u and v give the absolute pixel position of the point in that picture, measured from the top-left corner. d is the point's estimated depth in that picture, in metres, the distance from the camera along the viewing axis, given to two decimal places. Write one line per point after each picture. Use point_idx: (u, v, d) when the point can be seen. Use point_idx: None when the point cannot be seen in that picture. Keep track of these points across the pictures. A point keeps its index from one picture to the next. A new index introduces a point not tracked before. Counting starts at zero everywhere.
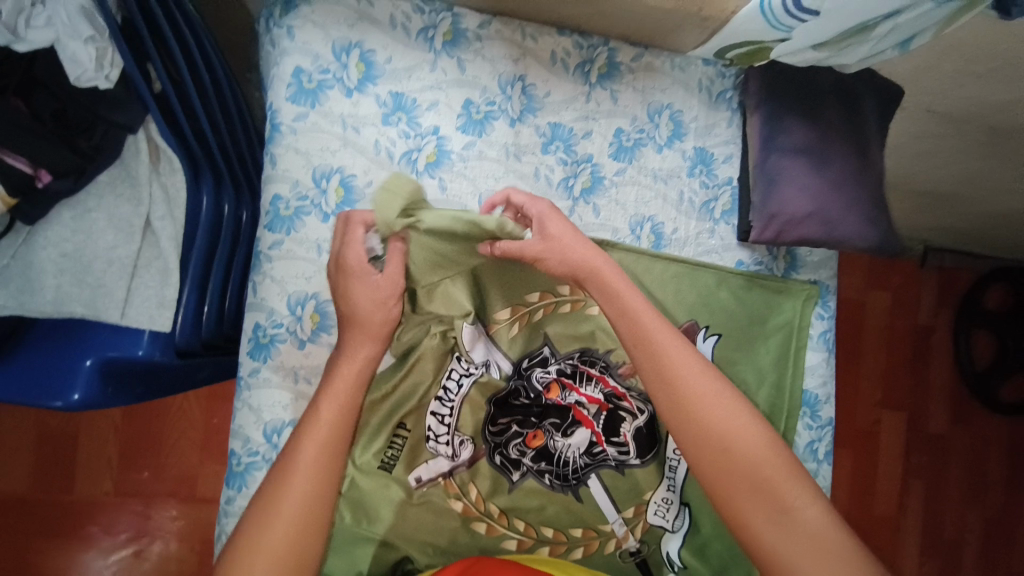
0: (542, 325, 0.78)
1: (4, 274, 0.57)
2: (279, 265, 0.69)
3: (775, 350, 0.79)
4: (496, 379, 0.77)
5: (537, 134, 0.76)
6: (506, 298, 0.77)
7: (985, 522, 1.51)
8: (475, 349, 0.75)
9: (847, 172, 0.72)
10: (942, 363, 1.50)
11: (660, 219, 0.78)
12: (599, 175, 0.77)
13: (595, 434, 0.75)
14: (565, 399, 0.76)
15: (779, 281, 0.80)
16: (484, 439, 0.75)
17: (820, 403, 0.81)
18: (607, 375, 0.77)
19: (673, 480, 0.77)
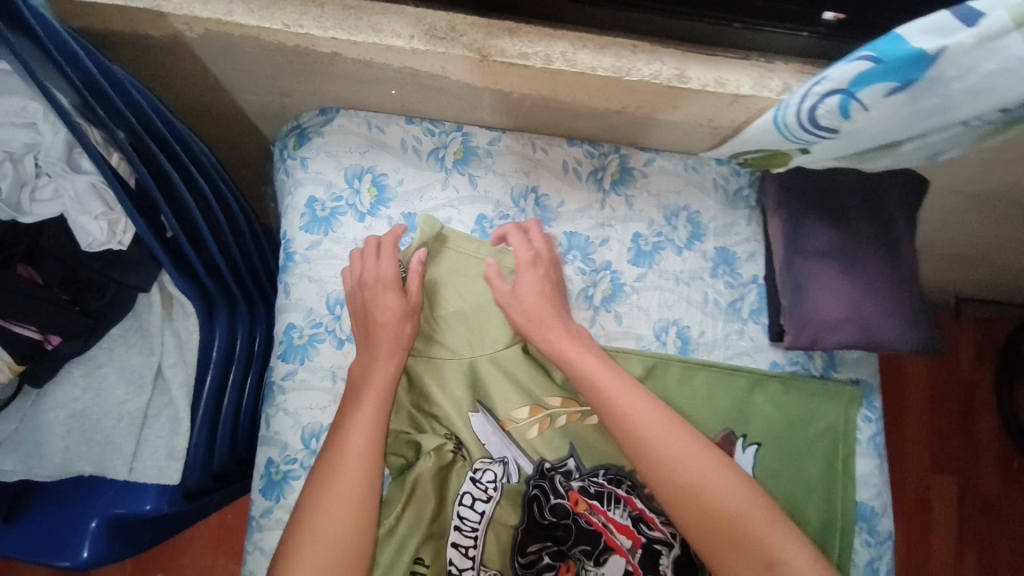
0: (568, 433, 0.69)
1: (12, 439, 0.55)
2: (292, 397, 0.67)
3: (822, 459, 0.72)
4: (514, 485, 0.68)
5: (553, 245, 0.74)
6: (524, 399, 0.70)
7: None
8: (490, 442, 0.69)
9: (881, 272, 0.68)
10: (988, 416, 1.37)
11: (685, 323, 0.75)
12: (619, 282, 0.74)
13: (631, 564, 0.65)
14: (592, 518, 0.67)
15: (819, 383, 0.74)
16: (514, 574, 0.65)
17: (877, 516, 0.73)
18: (635, 496, 0.68)
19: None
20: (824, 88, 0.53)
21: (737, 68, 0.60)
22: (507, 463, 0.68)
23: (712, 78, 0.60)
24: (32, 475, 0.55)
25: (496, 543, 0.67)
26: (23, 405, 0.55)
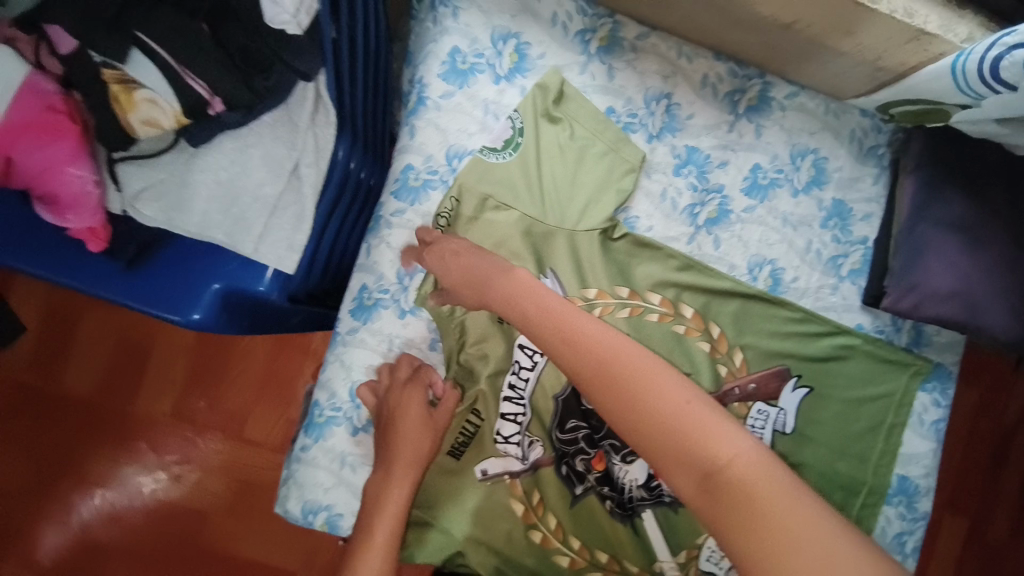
0: (627, 325, 0.71)
1: (159, 189, 0.60)
2: (396, 233, 0.71)
3: (870, 420, 0.74)
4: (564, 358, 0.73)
5: (672, 156, 0.74)
6: (598, 280, 0.72)
7: None
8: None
9: (1007, 257, 0.65)
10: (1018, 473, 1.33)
11: (781, 265, 0.74)
12: (727, 208, 0.74)
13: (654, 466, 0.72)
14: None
15: (895, 352, 0.74)
16: (552, 446, 0.72)
17: (919, 495, 0.73)
18: None
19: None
20: (1014, 40, 0.52)
21: (931, 3, 0.58)
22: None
23: (902, 7, 0.57)
24: (177, 225, 0.60)
25: (541, 410, 0.73)
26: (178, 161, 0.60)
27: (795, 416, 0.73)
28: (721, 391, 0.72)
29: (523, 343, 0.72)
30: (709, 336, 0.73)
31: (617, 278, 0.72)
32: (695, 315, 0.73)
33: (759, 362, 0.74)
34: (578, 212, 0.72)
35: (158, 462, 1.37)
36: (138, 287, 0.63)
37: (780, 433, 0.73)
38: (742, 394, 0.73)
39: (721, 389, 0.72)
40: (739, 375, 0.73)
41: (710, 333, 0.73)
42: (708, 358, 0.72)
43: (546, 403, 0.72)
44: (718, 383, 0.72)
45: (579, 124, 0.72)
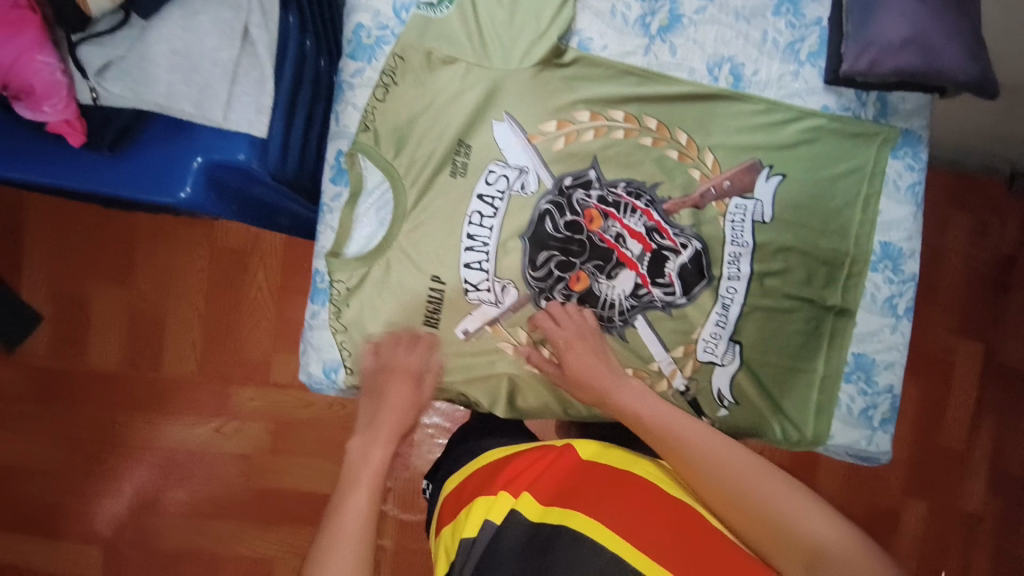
0: (592, 147, 0.74)
1: (122, 66, 0.67)
2: (360, 92, 0.73)
3: (845, 194, 0.75)
4: (530, 191, 0.74)
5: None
6: (554, 109, 0.73)
7: (996, 429, 1.68)
8: (510, 149, 0.73)
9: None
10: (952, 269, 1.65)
11: (739, 59, 0.75)
12: (678, 13, 0.75)
13: (640, 276, 0.76)
14: (605, 233, 0.75)
15: (859, 123, 0.75)
16: (528, 285, 0.76)
17: (903, 256, 0.76)
18: (651, 209, 0.75)
19: (727, 319, 0.77)
20: None
21: None
22: (526, 175, 0.74)
23: None
24: (143, 99, 0.68)
25: (512, 252, 0.75)
26: (134, 33, 0.68)
27: (772, 204, 0.75)
28: (695, 194, 0.75)
29: (482, 191, 0.74)
30: (677, 144, 0.75)
31: (577, 100, 0.73)
32: (660, 125, 0.74)
33: (729, 161, 0.75)
34: (528, 44, 0.71)
35: (197, 417, 1.43)
36: (128, 168, 0.71)
37: (759, 223, 0.76)
38: (719, 193, 0.75)
39: (696, 192, 0.75)
40: (713, 176, 0.75)
41: (677, 140, 0.75)
42: (679, 166, 0.75)
43: (512, 242, 0.75)
44: (692, 187, 0.75)
45: None
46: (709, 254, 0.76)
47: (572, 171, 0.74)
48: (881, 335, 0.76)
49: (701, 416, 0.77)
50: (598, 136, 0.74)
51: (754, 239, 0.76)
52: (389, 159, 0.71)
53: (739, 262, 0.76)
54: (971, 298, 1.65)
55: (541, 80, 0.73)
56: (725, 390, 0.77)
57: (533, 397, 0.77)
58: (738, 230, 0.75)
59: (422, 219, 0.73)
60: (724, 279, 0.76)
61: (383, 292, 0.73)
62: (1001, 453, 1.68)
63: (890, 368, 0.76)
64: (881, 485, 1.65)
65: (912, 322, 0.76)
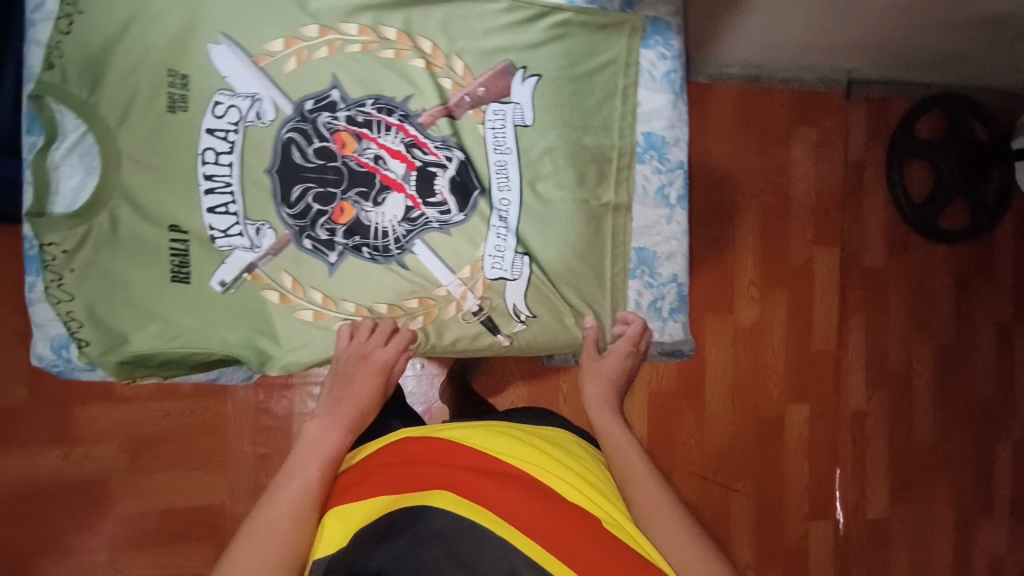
0: (328, 64, 0.69)
1: None
2: (43, 28, 0.67)
3: (602, 88, 0.76)
4: (263, 122, 0.68)
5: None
6: (279, 27, 0.67)
7: (865, 325, 1.84)
8: (234, 75, 0.67)
9: None
10: (804, 182, 1.77)
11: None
12: None
13: (409, 198, 0.72)
14: (361, 156, 0.71)
15: (603, 15, 0.74)
16: (286, 224, 0.69)
17: (667, 145, 0.79)
18: (406, 124, 0.71)
19: (508, 232, 0.74)
20: None
21: None
22: (260, 102, 0.68)
23: None
24: None
25: (263, 190, 0.69)
26: None
27: (532, 107, 0.74)
28: (451, 104, 0.73)
29: (212, 126, 0.67)
30: (422, 53, 0.71)
31: (301, 15, 0.68)
32: (399, 34, 0.70)
33: (479, 66, 0.73)
34: None
35: None
36: None
37: (521, 127, 0.74)
38: (475, 101, 0.73)
39: (451, 101, 0.72)
40: (466, 83, 0.73)
41: (421, 49, 0.71)
42: (427, 74, 0.71)
43: (258, 179, 0.68)
44: (445, 96, 0.72)
45: None
46: (474, 166, 0.73)
47: (312, 93, 0.69)
48: (658, 227, 0.80)
49: (497, 334, 0.74)
50: (332, 53, 0.69)
51: (517, 144, 0.74)
52: (85, 98, 0.64)
53: (506, 170, 0.74)
54: (823, 208, 1.79)
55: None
56: (521, 306, 0.74)
57: (308, 347, 0.70)
58: (501, 137, 0.74)
59: (142, 162, 0.66)
60: (496, 192, 0.74)
61: (110, 248, 0.66)
62: (872, 346, 1.85)
63: (671, 258, 0.80)
64: (764, 393, 1.76)
65: (685, 209, 0.81)
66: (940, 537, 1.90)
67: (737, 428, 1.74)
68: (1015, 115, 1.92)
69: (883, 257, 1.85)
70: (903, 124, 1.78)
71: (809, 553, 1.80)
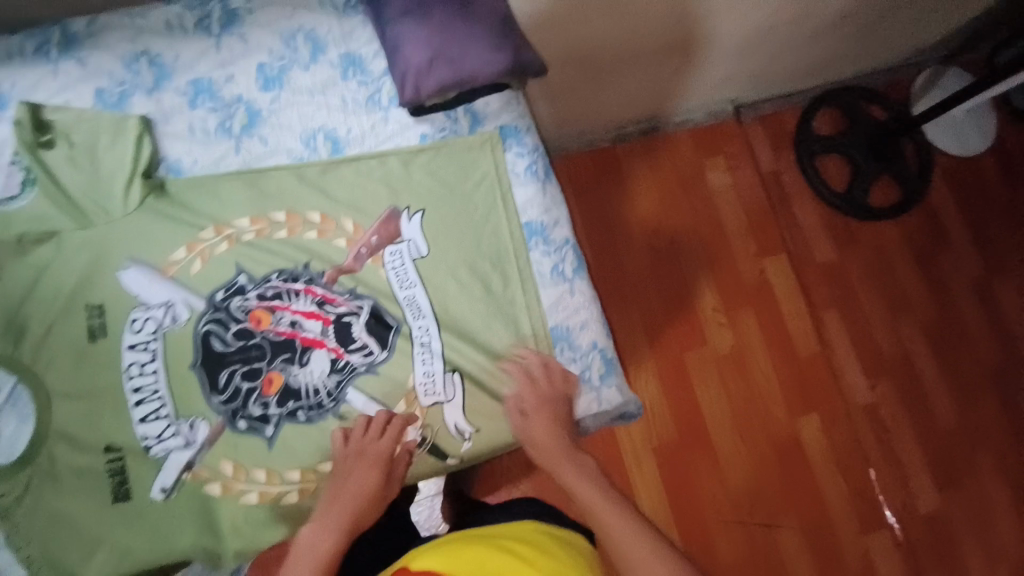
0: (229, 255, 0.76)
1: None
2: None
3: (483, 200, 0.85)
4: (178, 322, 0.73)
5: (178, 95, 0.79)
6: (178, 237, 0.75)
7: (841, 318, 1.85)
8: (146, 291, 0.73)
9: (450, 13, 0.77)
10: (729, 206, 1.87)
11: (331, 127, 0.83)
12: (255, 109, 0.81)
13: (331, 351, 0.76)
14: (279, 325, 0.75)
15: (463, 140, 0.86)
16: (218, 411, 0.72)
17: (547, 228, 0.85)
18: (312, 286, 0.77)
19: (432, 355, 0.78)
20: None
21: None
22: (174, 306, 0.73)
23: None
24: None
25: (192, 386, 0.72)
26: None
27: (423, 237, 0.81)
28: (349, 259, 0.79)
29: (132, 341, 0.72)
30: (312, 224, 0.79)
31: (196, 222, 0.76)
32: (287, 214, 0.79)
33: (366, 218, 0.81)
34: (122, 190, 0.74)
35: None
36: None
37: (419, 259, 0.81)
38: (370, 250, 0.80)
39: (347, 258, 0.79)
40: (358, 238, 0.80)
41: (311, 220, 0.80)
42: (321, 241, 0.79)
43: (185, 377, 0.72)
44: (342, 254, 0.79)
45: (73, 131, 0.75)
46: (384, 305, 0.78)
47: (219, 284, 0.75)
48: (564, 302, 0.84)
49: (446, 458, 0.77)
50: (231, 245, 0.76)
51: (420, 276, 0.80)
52: (10, 352, 0.70)
53: (417, 300, 0.80)
54: (757, 223, 1.87)
55: (146, 218, 0.75)
56: (461, 425, 0.77)
57: (256, 533, 0.71)
58: (403, 274, 0.80)
59: (74, 396, 0.70)
60: (413, 321, 0.79)
61: (52, 487, 0.68)
62: (856, 336, 1.85)
63: (585, 328, 0.83)
64: (769, 418, 1.72)
65: (584, 278, 0.86)
66: (1005, 513, 1.78)
67: (756, 461, 1.68)
68: (903, 89, 2.05)
69: (833, 251, 1.90)
70: (800, 129, 1.94)
71: (878, 573, 1.67)
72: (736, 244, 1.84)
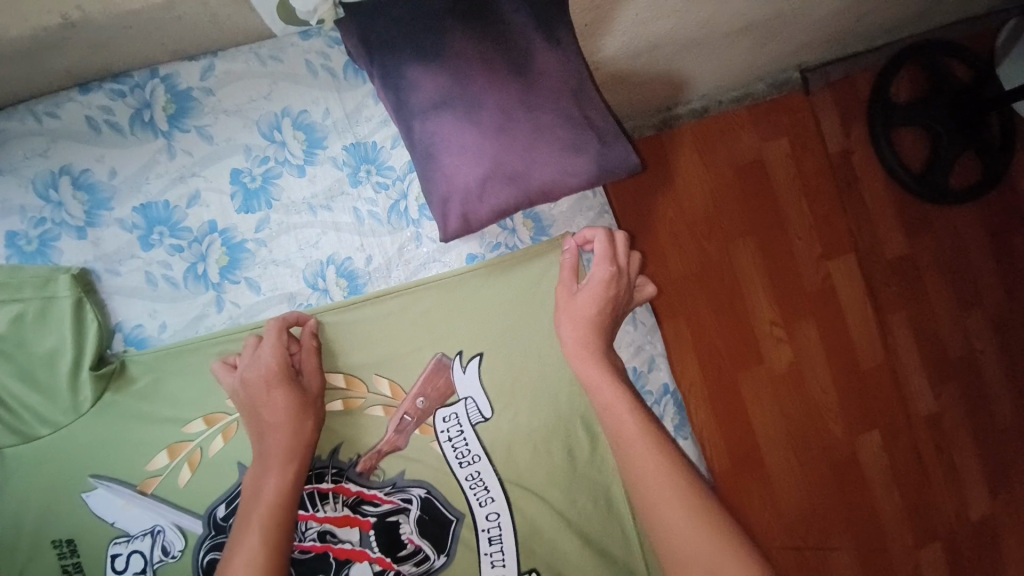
0: (229, 453, 0.57)
1: None
2: None
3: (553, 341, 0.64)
4: (177, 553, 0.55)
5: (128, 232, 0.58)
6: (158, 438, 0.56)
7: (911, 320, 1.43)
8: (123, 517, 0.55)
9: (509, 99, 0.55)
10: (788, 180, 1.34)
11: (344, 256, 0.61)
12: (235, 241, 0.59)
13: (375, 562, 0.58)
14: (304, 541, 0.57)
15: (523, 256, 0.65)
16: None
17: (642, 375, 0.73)
18: (344, 482, 0.59)
19: (505, 554, 0.61)
20: None
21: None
22: (163, 533, 0.55)
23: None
24: None
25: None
26: None
27: (486, 394, 0.63)
28: (390, 433, 0.60)
29: None
30: (338, 391, 0.60)
31: (180, 411, 0.57)
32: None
33: (406, 375, 0.61)
34: (69, 385, 0.54)
35: None
36: None
37: (482, 423, 0.62)
38: (417, 417, 0.61)
39: (388, 433, 0.60)
40: (400, 402, 0.61)
41: (334, 385, 0.60)
42: (351, 415, 0.60)
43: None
44: (381, 427, 0.60)
45: None
46: (439, 496, 0.61)
47: (221, 495, 0.56)
48: None
49: None
50: (229, 438, 0.57)
51: (484, 447, 0.62)
52: None
53: (483, 480, 0.62)
54: (819, 200, 1.35)
55: (111, 416, 0.56)
56: None
57: None
58: (463, 448, 0.62)
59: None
60: (479, 509, 0.61)
61: None
62: (928, 342, 1.44)
63: None
64: (825, 433, 1.36)
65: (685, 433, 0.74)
66: None
67: (809, 492, 1.33)
68: None
69: (905, 241, 1.43)
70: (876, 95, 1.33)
71: None
72: (795, 227, 1.34)
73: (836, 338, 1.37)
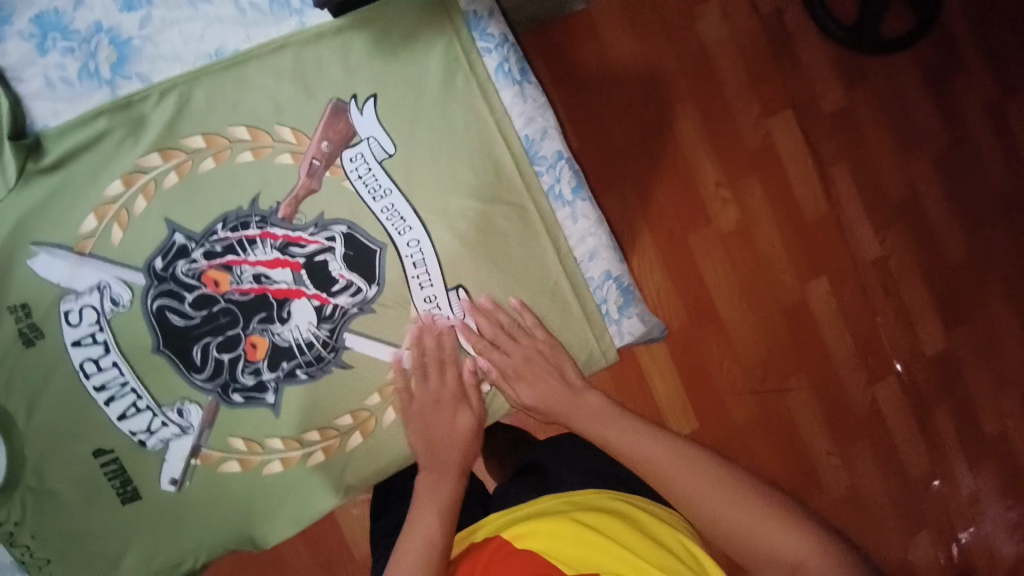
0: (155, 211, 0.68)
1: None
2: None
3: (438, 100, 0.74)
4: (121, 303, 0.67)
5: (25, 42, 0.66)
6: (84, 204, 0.67)
7: (865, 180, 1.39)
8: (68, 277, 0.66)
9: None
10: (727, 52, 1.28)
11: (229, 45, 0.70)
12: (124, 40, 0.68)
13: (310, 298, 0.70)
14: (242, 283, 0.69)
15: (407, 30, 0.73)
16: (207, 391, 0.69)
17: (537, 143, 0.78)
18: (268, 228, 0.69)
19: (430, 275, 0.73)
20: None
21: None
22: (110, 286, 0.67)
23: None
24: None
25: (163, 369, 0.68)
26: None
27: (386, 133, 0.72)
28: (303, 177, 0.70)
29: (76, 337, 0.67)
30: (243, 144, 0.69)
31: (97, 185, 0.67)
32: (206, 138, 0.69)
33: (308, 122, 0.71)
34: None
35: None
36: None
37: (388, 159, 0.72)
38: (324, 161, 0.71)
39: (301, 177, 0.70)
40: (305, 149, 0.71)
41: (238, 138, 0.69)
42: (259, 162, 0.70)
43: (151, 361, 0.68)
44: (292, 175, 0.70)
45: None
46: (355, 233, 0.71)
47: (154, 249, 0.68)
48: (566, 229, 0.79)
49: (474, 382, 0.75)
50: (150, 197, 0.68)
51: (394, 181, 0.72)
52: None
53: (397, 210, 0.72)
54: (760, 70, 1.29)
55: (37, 190, 0.66)
56: (482, 345, 0.75)
57: (278, 506, 0.71)
58: (373, 182, 0.72)
59: (42, 397, 0.66)
60: (398, 237, 0.72)
61: (51, 499, 0.67)
62: (885, 203, 1.41)
63: (594, 257, 0.79)
64: (759, 258, 1.31)
65: (585, 198, 0.80)
66: None
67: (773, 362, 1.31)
68: None
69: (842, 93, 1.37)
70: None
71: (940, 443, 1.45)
72: (741, 98, 1.29)
73: (794, 208, 1.33)
